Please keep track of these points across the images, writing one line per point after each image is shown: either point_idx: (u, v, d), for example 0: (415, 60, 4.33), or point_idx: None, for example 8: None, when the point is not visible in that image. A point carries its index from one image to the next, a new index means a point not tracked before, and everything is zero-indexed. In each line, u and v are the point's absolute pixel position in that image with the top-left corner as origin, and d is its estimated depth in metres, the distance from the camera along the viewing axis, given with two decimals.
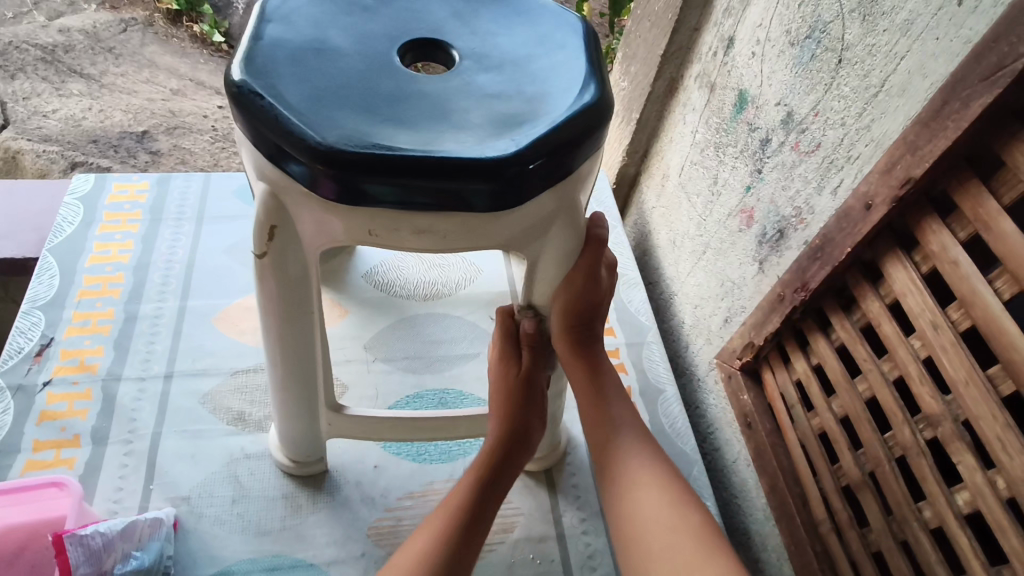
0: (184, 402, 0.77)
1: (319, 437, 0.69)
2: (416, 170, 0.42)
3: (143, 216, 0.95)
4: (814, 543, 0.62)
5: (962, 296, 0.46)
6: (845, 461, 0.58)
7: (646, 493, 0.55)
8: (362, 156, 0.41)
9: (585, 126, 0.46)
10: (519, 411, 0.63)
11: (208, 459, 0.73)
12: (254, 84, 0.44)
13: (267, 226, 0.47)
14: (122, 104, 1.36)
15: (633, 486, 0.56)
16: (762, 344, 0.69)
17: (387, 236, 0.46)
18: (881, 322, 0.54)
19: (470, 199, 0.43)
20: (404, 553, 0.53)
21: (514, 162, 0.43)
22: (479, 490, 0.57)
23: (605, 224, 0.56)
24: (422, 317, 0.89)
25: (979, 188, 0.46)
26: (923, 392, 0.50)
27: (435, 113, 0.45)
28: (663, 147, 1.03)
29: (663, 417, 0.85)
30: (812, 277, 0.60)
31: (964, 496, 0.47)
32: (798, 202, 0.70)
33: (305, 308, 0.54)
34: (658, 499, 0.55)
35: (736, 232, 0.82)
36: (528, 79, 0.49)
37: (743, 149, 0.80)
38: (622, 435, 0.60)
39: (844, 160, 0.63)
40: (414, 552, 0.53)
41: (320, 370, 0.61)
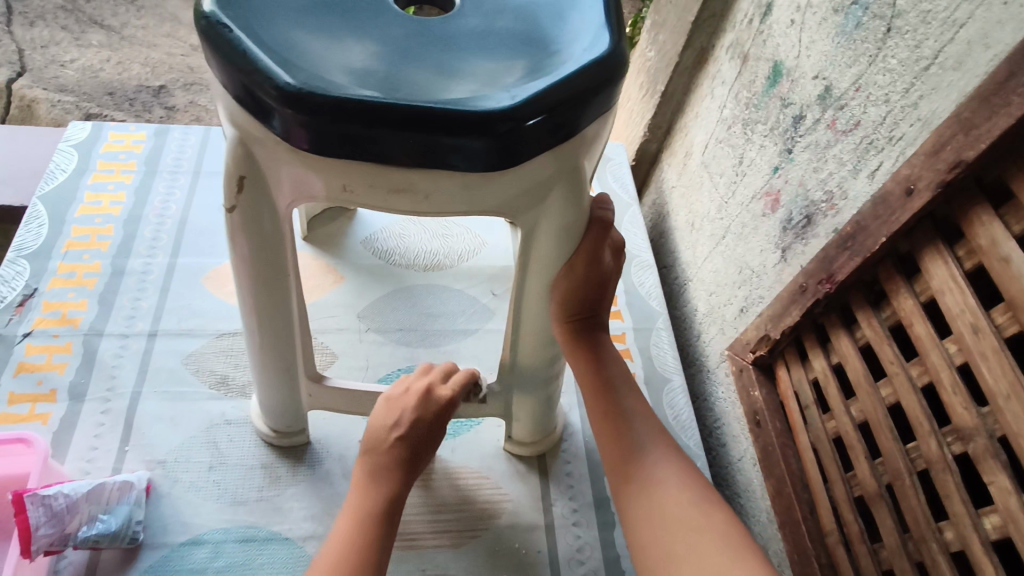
0: (167, 362, 0.74)
1: (299, 408, 0.65)
2: (396, 121, 0.37)
3: (138, 167, 0.91)
4: (819, 554, 0.57)
5: (1011, 297, 0.41)
6: (860, 469, 0.54)
7: (666, 491, 0.51)
8: (336, 102, 0.37)
9: (595, 81, 0.40)
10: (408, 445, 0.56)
11: (187, 422, 0.70)
12: (224, 15, 0.39)
13: (235, 177, 0.43)
14: (142, 57, 1.32)
15: (652, 484, 0.51)
16: (779, 337, 0.64)
17: (365, 194, 0.42)
18: (914, 322, 0.48)
19: (458, 157, 0.38)
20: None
21: (510, 117, 0.37)
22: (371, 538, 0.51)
23: (611, 205, 0.51)
24: (421, 288, 0.85)
25: None
26: (954, 401, 0.45)
27: (426, 59, 0.40)
28: (687, 123, 0.97)
29: (667, 408, 0.80)
30: (839, 268, 0.55)
31: (993, 519, 0.42)
32: (829, 185, 0.64)
33: (281, 270, 0.50)
34: (678, 496, 0.50)
35: (760, 217, 0.76)
36: (535, 26, 0.44)
37: (773, 126, 0.74)
38: (635, 427, 0.55)
39: (885, 141, 0.56)
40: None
41: (298, 337, 0.58)
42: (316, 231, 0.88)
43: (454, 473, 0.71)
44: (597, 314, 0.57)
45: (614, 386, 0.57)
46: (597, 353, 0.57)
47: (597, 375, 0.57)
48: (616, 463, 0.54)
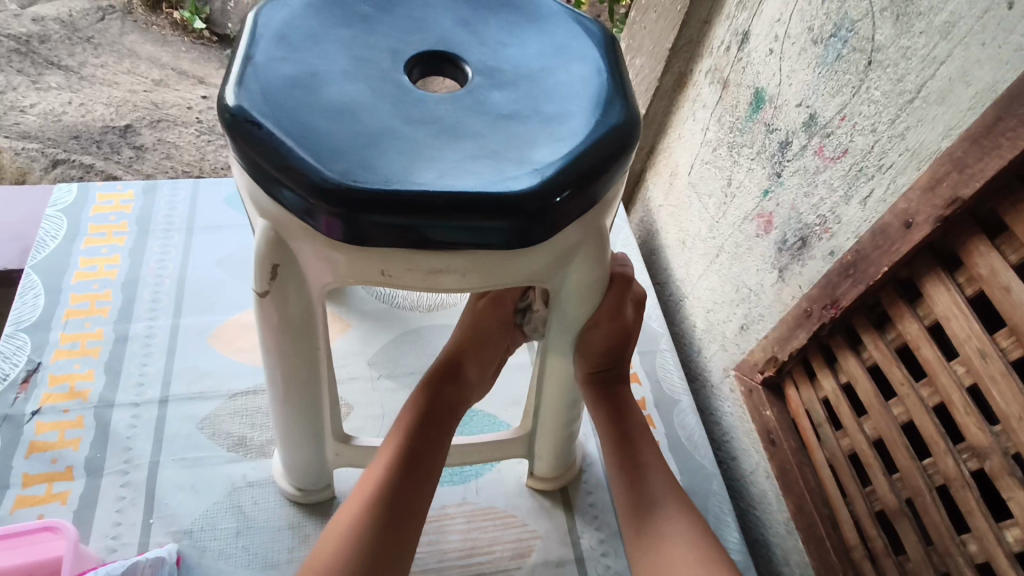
0: (182, 428, 0.74)
1: (324, 466, 0.66)
2: (433, 209, 0.38)
3: (129, 228, 0.90)
4: (846, 568, 0.59)
5: (1015, 324, 0.43)
6: (879, 485, 0.56)
7: (674, 553, 0.48)
8: (372, 194, 0.38)
9: (610, 152, 0.42)
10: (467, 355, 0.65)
11: (209, 488, 0.70)
12: (250, 111, 0.40)
13: (268, 265, 0.44)
14: (103, 97, 1.28)
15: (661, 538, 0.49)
16: (786, 358, 0.66)
17: (403, 277, 0.43)
18: (920, 345, 0.51)
19: (490, 236, 0.40)
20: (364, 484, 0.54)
21: (539, 196, 0.39)
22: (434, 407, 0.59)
23: (629, 261, 0.54)
24: (426, 329, 0.86)
25: None
26: (967, 421, 0.47)
27: (449, 140, 0.41)
28: (670, 144, 1.00)
29: (679, 427, 0.82)
30: (842, 294, 0.58)
31: (1015, 532, 0.45)
32: (822, 209, 0.66)
33: (311, 343, 0.50)
34: (687, 553, 0.48)
35: (753, 237, 0.79)
36: (546, 96, 0.45)
37: (760, 151, 0.77)
38: (650, 482, 0.53)
39: (875, 169, 0.59)
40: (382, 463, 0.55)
41: (326, 403, 0.58)
42: (339, 296, 0.87)
43: (480, 515, 0.72)
44: (617, 367, 0.58)
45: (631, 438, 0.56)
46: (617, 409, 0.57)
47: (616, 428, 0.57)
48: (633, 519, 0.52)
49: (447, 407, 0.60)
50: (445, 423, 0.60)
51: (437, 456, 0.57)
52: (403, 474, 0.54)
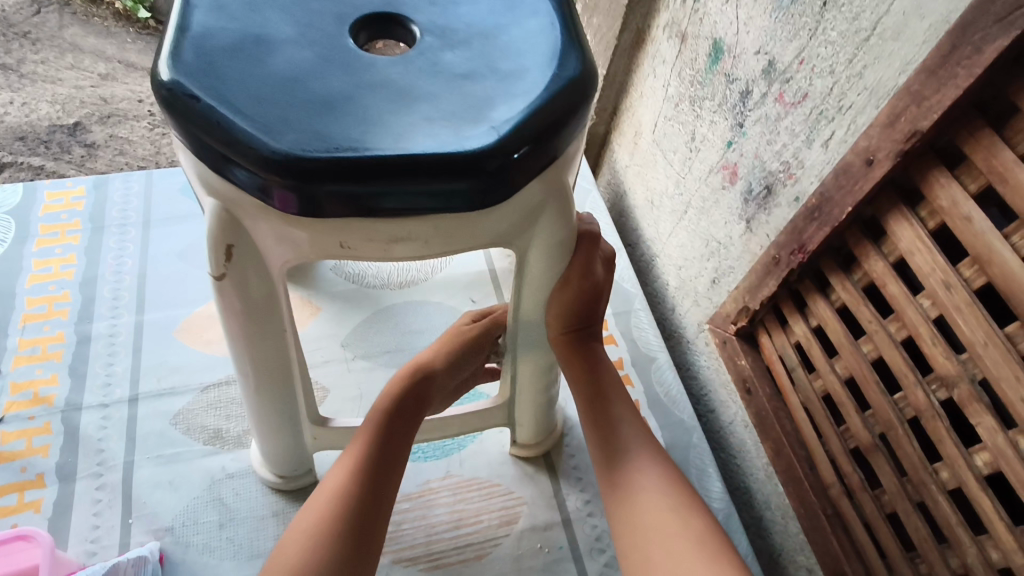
0: (155, 425, 0.72)
1: (304, 451, 0.65)
2: (386, 174, 0.37)
3: (83, 225, 0.87)
4: (825, 507, 0.60)
5: (976, 253, 0.44)
6: (853, 423, 0.57)
7: (649, 505, 0.46)
8: (322, 162, 0.36)
9: (568, 104, 0.41)
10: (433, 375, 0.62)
11: (188, 483, 0.69)
12: (186, 84, 0.38)
13: (222, 246, 0.41)
14: (47, 94, 1.23)
15: (633, 490, 0.48)
16: (758, 308, 0.67)
17: (361, 248, 0.42)
18: (887, 282, 0.51)
19: (448, 198, 0.39)
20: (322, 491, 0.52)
21: (497, 153, 0.38)
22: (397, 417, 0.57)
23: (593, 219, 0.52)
24: (399, 307, 0.85)
25: (992, 138, 0.42)
26: (935, 352, 0.48)
27: (401, 103, 0.40)
28: (632, 103, 0.99)
29: (657, 385, 0.83)
30: (809, 238, 0.58)
31: (983, 456, 0.46)
32: (785, 156, 0.66)
33: (277, 328, 0.49)
34: (660, 504, 0.46)
35: (719, 190, 0.78)
36: (499, 53, 0.44)
37: (721, 102, 0.76)
38: (623, 434, 0.51)
39: (834, 111, 0.59)
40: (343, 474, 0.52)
41: (299, 388, 0.57)
42: (298, 279, 0.85)
43: (466, 486, 0.72)
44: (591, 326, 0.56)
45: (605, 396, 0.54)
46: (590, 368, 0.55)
47: (590, 386, 0.55)
48: (604, 470, 0.50)
49: (410, 420, 0.58)
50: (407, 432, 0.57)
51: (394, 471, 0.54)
52: (363, 483, 0.52)
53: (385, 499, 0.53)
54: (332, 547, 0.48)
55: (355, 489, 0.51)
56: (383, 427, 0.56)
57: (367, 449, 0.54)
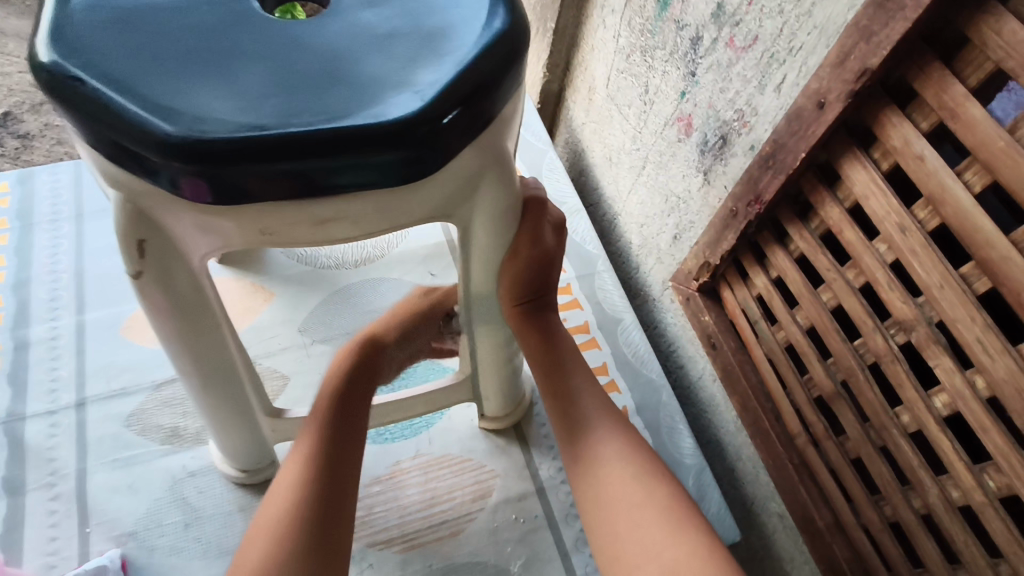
0: (107, 429, 0.69)
1: (264, 444, 0.63)
2: (301, 152, 0.33)
3: (11, 224, 0.82)
4: (792, 456, 0.61)
5: (930, 193, 0.42)
6: (815, 372, 0.56)
7: (611, 473, 0.46)
8: (228, 144, 0.33)
9: (499, 62, 0.38)
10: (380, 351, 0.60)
11: (147, 486, 0.66)
12: (70, 65, 0.34)
13: (133, 241, 0.38)
14: None
15: (597, 463, 0.47)
16: (719, 262, 0.66)
17: (286, 234, 0.39)
18: (843, 229, 0.50)
19: (375, 173, 0.36)
20: (285, 476, 0.50)
21: (423, 121, 0.35)
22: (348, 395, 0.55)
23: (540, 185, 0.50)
24: (356, 287, 0.82)
25: (942, 72, 0.41)
26: (892, 296, 0.47)
27: (315, 71, 0.36)
28: (584, 57, 0.95)
29: (625, 346, 0.82)
30: (765, 188, 0.56)
31: (943, 398, 0.45)
32: (738, 103, 0.64)
33: (211, 326, 0.46)
34: (622, 474, 0.45)
35: (675, 143, 0.76)
36: (422, 10, 0.40)
37: (672, 51, 0.73)
38: (582, 403, 0.50)
39: (785, 53, 0.56)
40: (302, 457, 0.50)
41: (247, 383, 0.55)
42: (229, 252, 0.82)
43: (437, 464, 0.71)
44: (545, 295, 0.54)
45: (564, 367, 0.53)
46: (547, 337, 0.54)
47: (547, 358, 0.53)
48: (565, 441, 0.49)
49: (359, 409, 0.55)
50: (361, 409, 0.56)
51: (355, 451, 0.53)
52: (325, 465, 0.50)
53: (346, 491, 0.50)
54: (301, 537, 0.45)
55: (317, 472, 0.49)
56: (332, 418, 0.53)
57: (322, 431, 0.52)
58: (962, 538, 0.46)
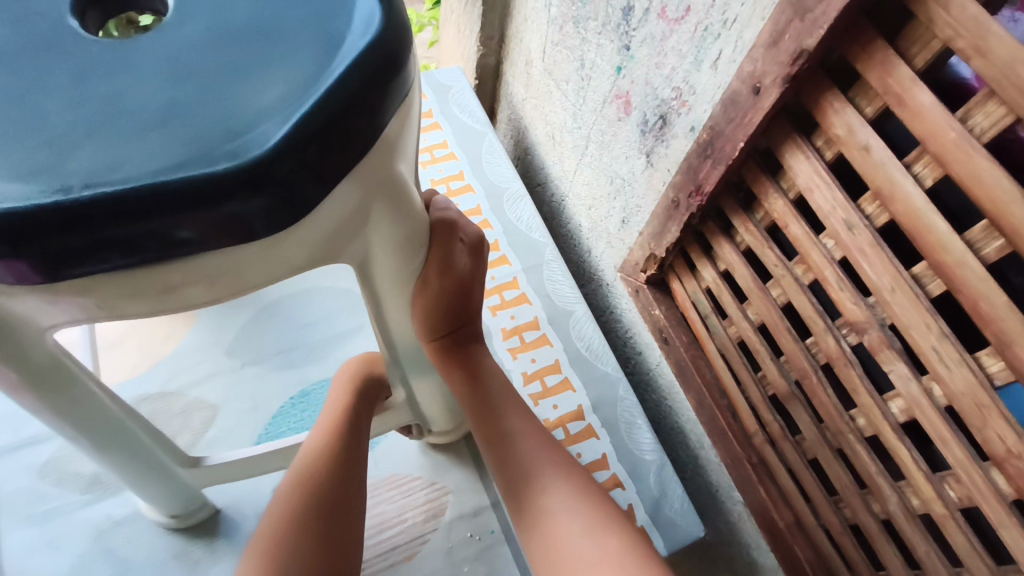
0: (19, 483, 0.64)
1: (187, 489, 0.58)
2: (126, 213, 0.27)
3: None
4: (749, 455, 0.58)
5: (877, 188, 0.38)
6: (769, 370, 0.53)
7: (558, 526, 0.42)
8: (30, 213, 0.27)
9: (372, 73, 0.32)
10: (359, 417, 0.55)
11: (68, 541, 0.61)
12: None
13: None
14: None
15: (542, 516, 0.43)
16: (665, 254, 0.61)
17: (140, 301, 0.33)
18: (788, 223, 0.46)
19: (231, 224, 0.30)
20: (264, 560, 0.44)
21: (279, 159, 0.29)
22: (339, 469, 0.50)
23: (451, 201, 0.46)
24: (286, 300, 0.77)
25: (885, 51, 0.36)
26: (842, 297, 0.43)
27: (143, 102, 0.30)
28: (517, 28, 0.88)
29: (577, 340, 0.77)
30: (705, 178, 0.52)
31: (899, 403, 0.42)
32: (675, 81, 0.58)
33: (76, 393, 0.40)
34: (571, 528, 0.42)
35: (616, 122, 0.71)
36: (282, 13, 0.34)
37: (605, 22, 0.67)
38: (518, 446, 0.46)
39: (719, 26, 0.50)
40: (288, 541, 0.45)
41: (145, 436, 0.50)
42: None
43: (384, 485, 0.67)
44: (468, 321, 0.51)
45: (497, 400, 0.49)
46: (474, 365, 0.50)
47: (476, 389, 0.49)
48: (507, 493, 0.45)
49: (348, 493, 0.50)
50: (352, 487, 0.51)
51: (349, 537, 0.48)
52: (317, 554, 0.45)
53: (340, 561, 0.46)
54: None
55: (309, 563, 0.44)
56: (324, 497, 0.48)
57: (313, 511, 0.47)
58: (923, 546, 0.43)
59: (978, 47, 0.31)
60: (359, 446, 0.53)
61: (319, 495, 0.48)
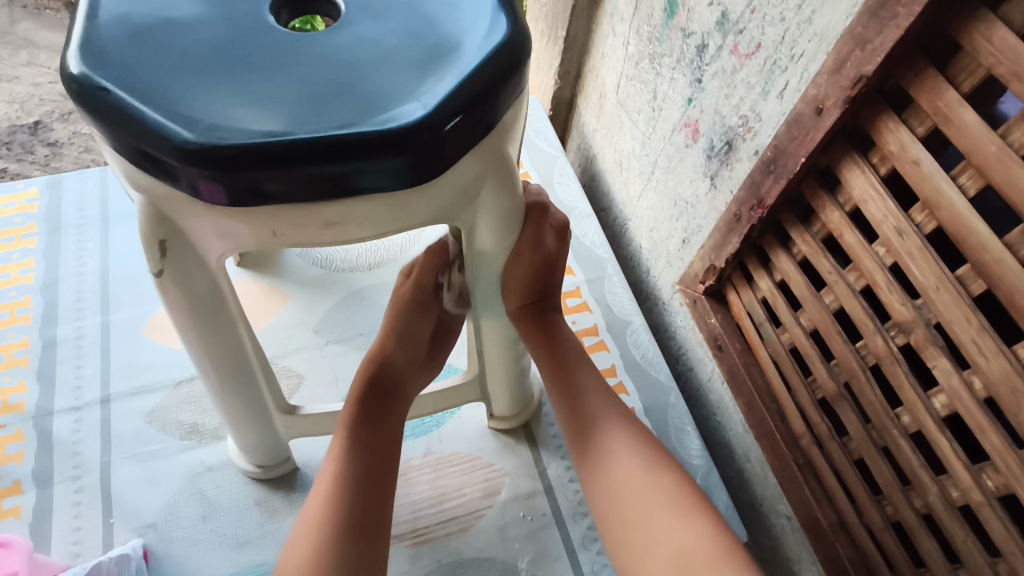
0: (129, 425, 0.72)
1: (279, 440, 0.65)
2: (310, 158, 0.35)
3: (39, 228, 0.86)
4: (796, 456, 0.61)
5: (926, 197, 0.43)
6: (819, 374, 0.57)
7: (617, 463, 0.51)
8: (242, 149, 0.35)
9: (500, 70, 0.40)
10: (389, 374, 0.59)
11: (167, 479, 0.69)
12: (96, 76, 0.37)
13: (155, 242, 0.41)
14: (3, 93, 1.14)
15: (603, 454, 0.52)
16: (724, 265, 0.66)
17: (297, 235, 0.41)
18: (843, 232, 0.51)
19: (382, 178, 0.38)
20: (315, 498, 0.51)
21: (425, 128, 0.37)
22: (371, 421, 0.55)
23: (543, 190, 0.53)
24: (369, 290, 0.85)
25: (936, 78, 0.41)
26: (891, 298, 0.48)
27: (323, 80, 0.38)
28: (595, 64, 0.97)
29: (633, 348, 0.82)
30: (767, 193, 0.57)
31: (941, 399, 0.46)
32: (743, 109, 0.64)
33: (226, 325, 0.48)
34: (629, 464, 0.50)
35: (683, 148, 0.77)
36: (426, 22, 0.42)
37: (679, 58, 0.74)
38: (589, 402, 0.55)
39: (787, 60, 0.57)
40: (329, 483, 0.51)
41: (263, 384, 0.58)
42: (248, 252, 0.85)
43: (447, 462, 0.72)
44: (547, 296, 0.58)
45: (568, 365, 0.57)
46: (553, 337, 0.58)
47: (553, 357, 0.58)
48: (574, 438, 0.54)
49: (379, 443, 0.54)
50: (387, 438, 0.56)
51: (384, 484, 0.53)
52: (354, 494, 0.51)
53: (382, 501, 0.52)
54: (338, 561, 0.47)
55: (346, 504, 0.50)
56: (357, 445, 0.53)
57: (347, 456, 0.53)
58: (962, 537, 0.46)
59: (1016, 72, 0.37)
60: (387, 400, 0.58)
61: (354, 444, 0.53)
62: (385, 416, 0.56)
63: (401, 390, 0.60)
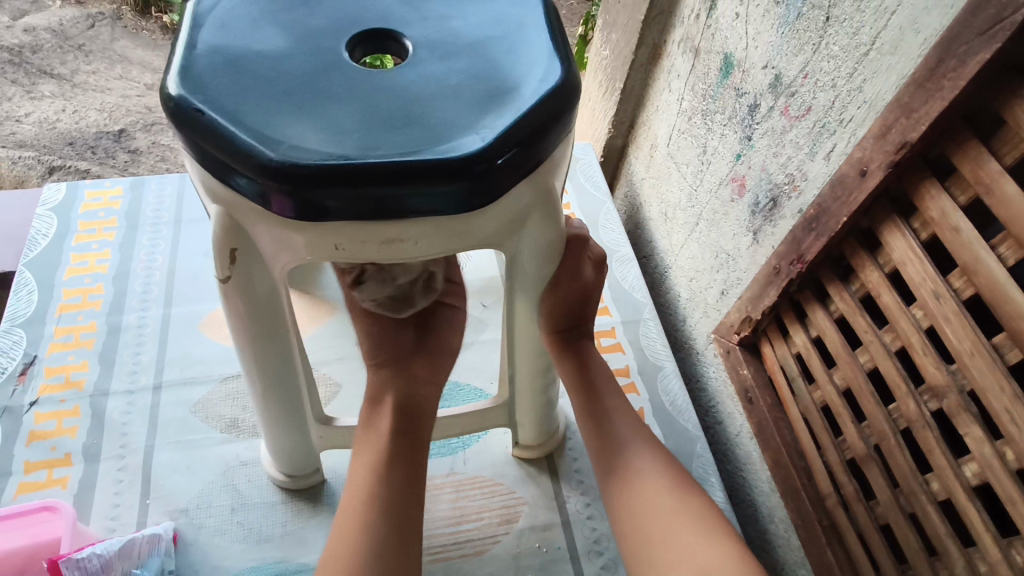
0: (176, 413, 0.76)
1: (311, 451, 0.68)
2: (377, 178, 0.39)
3: (119, 223, 0.93)
4: (821, 517, 0.61)
5: (964, 264, 0.44)
6: (849, 434, 0.57)
7: (644, 483, 0.52)
8: (315, 169, 0.39)
9: (552, 112, 0.43)
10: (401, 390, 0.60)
11: (203, 469, 0.72)
12: (193, 99, 0.41)
13: (227, 250, 0.45)
14: (96, 102, 1.25)
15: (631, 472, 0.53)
16: (760, 317, 0.67)
17: (359, 249, 0.44)
18: (881, 292, 0.52)
19: (440, 202, 0.41)
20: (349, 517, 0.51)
21: (482, 159, 0.40)
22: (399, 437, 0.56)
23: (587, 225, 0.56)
24: None
25: (978, 149, 0.43)
26: (926, 361, 0.48)
27: (394, 111, 0.42)
28: (649, 117, 1.01)
29: (663, 394, 0.83)
30: (808, 248, 0.59)
31: (973, 467, 0.46)
32: (790, 168, 0.66)
33: (277, 331, 0.52)
34: (658, 483, 0.52)
35: (728, 202, 0.79)
36: (490, 64, 0.46)
37: (730, 116, 0.77)
38: (617, 423, 0.56)
39: (837, 124, 0.59)
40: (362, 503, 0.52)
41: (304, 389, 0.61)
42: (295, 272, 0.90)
43: (469, 484, 0.74)
44: (580, 321, 0.61)
45: (597, 388, 0.59)
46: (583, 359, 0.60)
47: (582, 379, 0.60)
48: (601, 457, 0.55)
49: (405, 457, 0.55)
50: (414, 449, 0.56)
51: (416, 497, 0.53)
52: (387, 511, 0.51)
53: (415, 514, 0.52)
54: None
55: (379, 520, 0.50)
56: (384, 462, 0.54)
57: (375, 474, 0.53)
58: None
59: None
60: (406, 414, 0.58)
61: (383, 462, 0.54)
62: (411, 430, 0.57)
63: (424, 402, 0.61)
